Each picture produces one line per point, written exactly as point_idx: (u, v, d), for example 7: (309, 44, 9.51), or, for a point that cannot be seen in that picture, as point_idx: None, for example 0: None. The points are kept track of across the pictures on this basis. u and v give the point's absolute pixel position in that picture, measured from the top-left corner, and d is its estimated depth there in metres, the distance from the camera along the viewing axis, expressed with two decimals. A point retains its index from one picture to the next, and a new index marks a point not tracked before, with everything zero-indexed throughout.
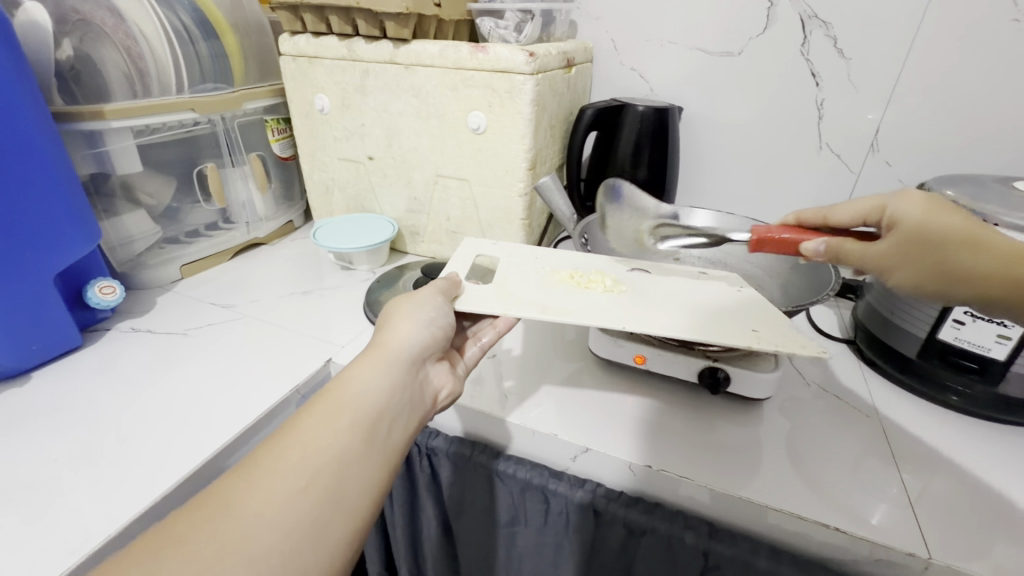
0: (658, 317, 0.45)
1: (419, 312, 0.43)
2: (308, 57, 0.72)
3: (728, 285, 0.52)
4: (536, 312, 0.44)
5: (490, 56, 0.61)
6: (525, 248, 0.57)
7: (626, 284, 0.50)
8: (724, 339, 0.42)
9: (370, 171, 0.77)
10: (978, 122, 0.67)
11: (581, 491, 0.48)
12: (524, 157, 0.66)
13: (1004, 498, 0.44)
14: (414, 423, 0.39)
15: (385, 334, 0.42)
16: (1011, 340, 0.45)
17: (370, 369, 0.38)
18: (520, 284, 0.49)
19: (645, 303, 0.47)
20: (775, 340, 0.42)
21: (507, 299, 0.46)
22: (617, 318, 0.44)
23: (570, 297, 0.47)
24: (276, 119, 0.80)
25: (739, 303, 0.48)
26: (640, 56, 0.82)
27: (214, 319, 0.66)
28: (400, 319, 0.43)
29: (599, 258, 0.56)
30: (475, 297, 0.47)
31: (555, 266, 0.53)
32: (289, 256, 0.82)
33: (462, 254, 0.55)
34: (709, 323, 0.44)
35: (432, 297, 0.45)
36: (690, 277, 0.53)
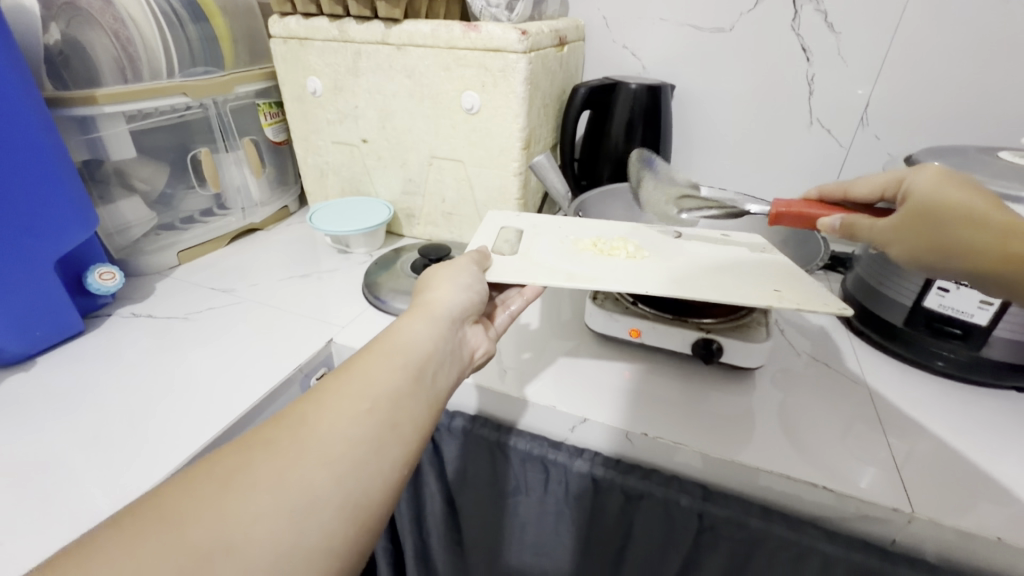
0: (680, 279, 0.45)
1: (456, 276, 0.44)
2: (299, 39, 0.71)
3: (749, 248, 0.52)
4: (563, 280, 0.45)
5: (483, 34, 0.61)
6: (549, 219, 0.58)
7: (648, 250, 0.51)
8: (745, 298, 0.42)
9: (364, 154, 0.77)
10: (966, 94, 0.68)
11: (581, 460, 0.50)
12: (519, 137, 0.66)
13: (984, 456, 0.46)
14: (456, 375, 0.39)
15: (426, 295, 0.43)
16: (993, 305, 0.47)
17: (417, 321, 0.39)
18: (546, 254, 0.50)
19: (668, 266, 0.48)
20: (796, 297, 0.42)
21: (535, 269, 0.47)
22: (643, 283, 0.45)
23: (595, 265, 0.48)
24: (268, 103, 0.80)
25: (760, 264, 0.48)
26: (632, 33, 0.82)
27: (214, 304, 0.66)
28: (439, 282, 0.44)
29: (619, 226, 0.56)
30: (504, 268, 0.47)
31: (580, 236, 0.54)
32: (285, 240, 0.83)
33: (486, 228, 0.55)
34: (729, 284, 0.45)
35: (467, 264, 0.46)
36: (710, 241, 0.54)
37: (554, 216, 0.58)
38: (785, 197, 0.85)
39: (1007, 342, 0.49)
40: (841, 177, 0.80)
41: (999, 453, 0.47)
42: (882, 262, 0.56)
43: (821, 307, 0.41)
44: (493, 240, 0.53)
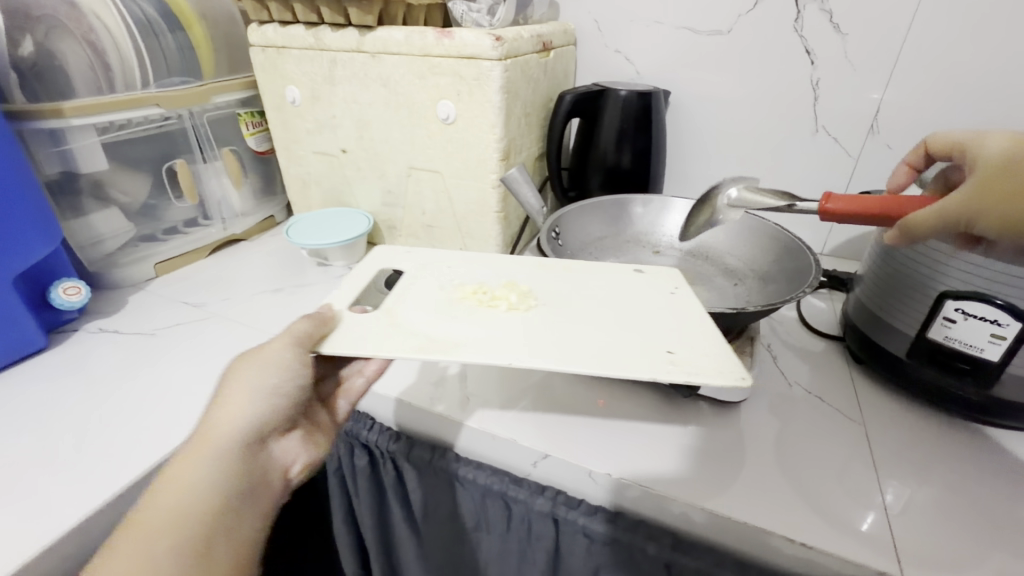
0: (558, 342, 0.38)
1: (258, 378, 0.40)
2: (276, 47, 0.69)
3: (659, 288, 0.46)
4: (408, 350, 0.38)
5: (456, 41, 0.58)
6: (444, 256, 0.51)
7: (540, 296, 0.44)
8: (629, 370, 0.35)
9: (344, 164, 0.75)
10: (988, 99, 0.62)
11: (542, 498, 0.46)
12: (496, 148, 0.63)
13: (993, 510, 0.41)
14: (260, 509, 0.39)
15: (215, 415, 0.39)
16: (1006, 340, 0.42)
17: (199, 467, 0.36)
18: (412, 308, 0.43)
19: (550, 321, 0.41)
20: (693, 366, 0.36)
21: (386, 331, 0.40)
22: (505, 347, 0.38)
23: (464, 323, 0.40)
24: (250, 113, 0.78)
25: (668, 314, 0.42)
26: (626, 38, 0.78)
27: (182, 319, 0.65)
28: (237, 392, 0.39)
29: (522, 263, 0.49)
30: (349, 331, 0.41)
31: (464, 280, 0.47)
32: (266, 252, 0.81)
33: (361, 273, 0.49)
34: (615, 345, 0.38)
35: (279, 351, 0.40)
36: (623, 280, 0.47)
37: (450, 253, 0.51)
38: (789, 210, 0.80)
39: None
40: (849, 188, 0.75)
41: (1009, 506, 0.42)
42: (886, 289, 0.51)
43: (713, 383, 0.34)
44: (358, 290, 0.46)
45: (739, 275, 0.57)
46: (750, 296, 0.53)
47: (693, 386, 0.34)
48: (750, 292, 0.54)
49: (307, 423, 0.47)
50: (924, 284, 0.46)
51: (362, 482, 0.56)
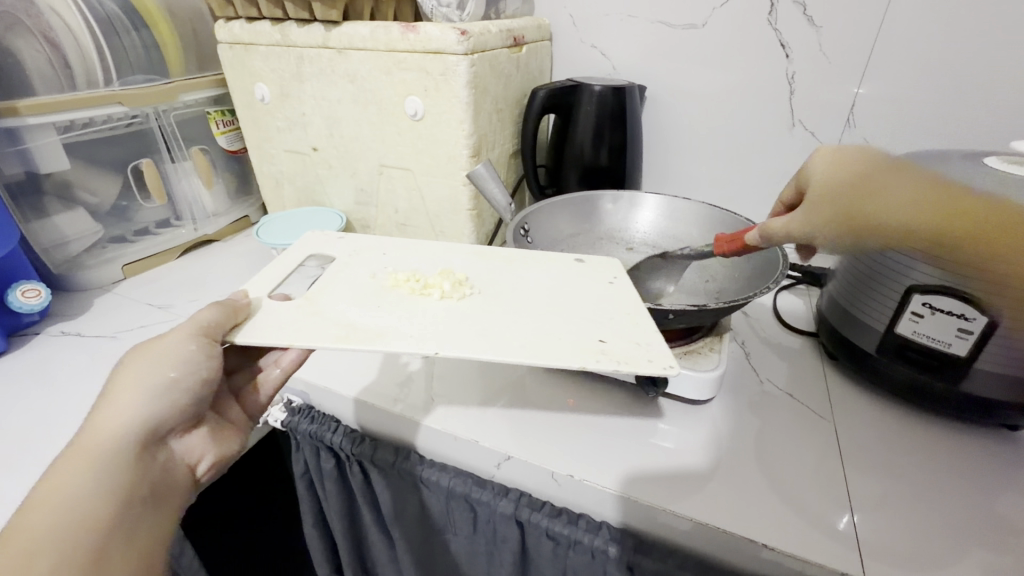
0: (483, 330, 0.36)
1: (150, 372, 0.36)
2: (243, 44, 0.68)
3: (593, 279, 0.43)
4: (330, 339, 0.35)
5: (421, 36, 0.57)
6: (382, 241, 0.48)
7: (474, 284, 0.42)
8: (559, 358, 0.34)
9: (316, 163, 0.74)
10: (965, 91, 0.61)
11: (505, 500, 0.45)
12: (465, 144, 0.62)
13: (960, 508, 0.40)
14: (161, 517, 0.36)
15: (98, 419, 0.35)
16: (972, 335, 0.41)
17: (79, 481, 0.32)
18: (337, 294, 0.40)
19: (478, 310, 0.39)
20: (621, 354, 0.35)
21: (306, 319, 0.37)
22: (431, 336, 0.36)
23: (393, 314, 0.38)
24: (221, 111, 0.77)
25: (602, 303, 0.40)
26: (601, 32, 0.77)
27: (148, 321, 0.63)
28: (125, 387, 0.36)
29: (459, 249, 0.47)
30: (267, 319, 0.38)
31: (396, 267, 0.44)
32: (240, 252, 0.80)
33: (291, 258, 0.46)
34: (548, 332, 0.36)
35: (179, 343, 0.37)
36: (562, 268, 0.44)
37: (387, 237, 0.48)
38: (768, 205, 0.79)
39: (996, 380, 0.42)
40: None
41: (977, 504, 0.41)
42: (857, 283, 0.50)
43: (639, 369, 0.33)
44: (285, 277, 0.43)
45: (709, 273, 0.56)
46: (722, 295, 0.53)
47: (624, 373, 0.33)
48: (721, 293, 0.54)
49: (216, 419, 0.44)
50: (890, 278, 0.45)
51: (329, 486, 0.55)
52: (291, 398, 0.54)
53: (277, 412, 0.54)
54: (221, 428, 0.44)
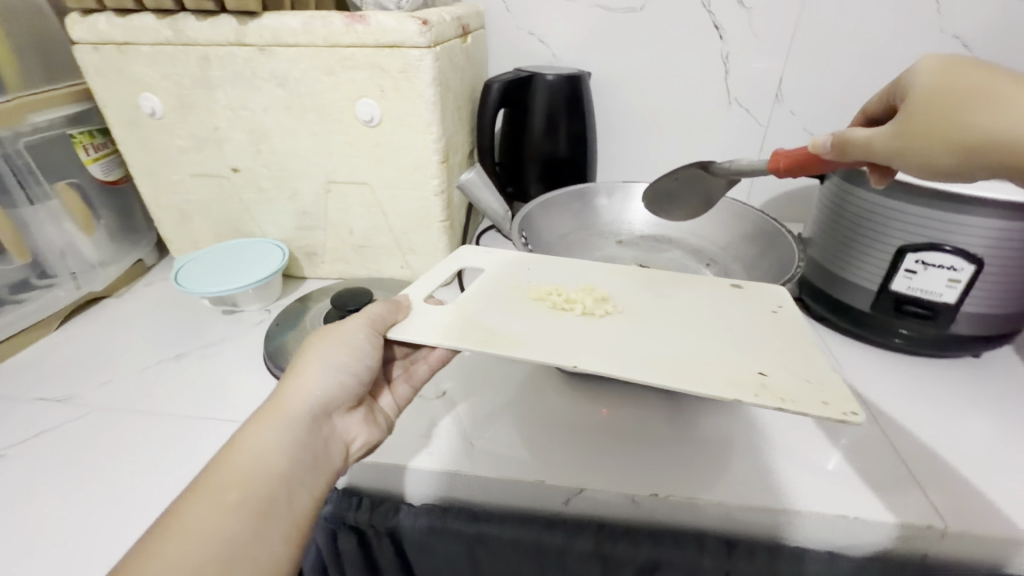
0: (623, 347, 0.36)
1: (330, 351, 0.40)
2: (115, 44, 0.53)
3: (757, 302, 0.42)
4: (471, 343, 0.37)
5: (373, 27, 0.48)
6: (519, 257, 0.49)
7: (617, 303, 0.42)
8: (709, 387, 0.32)
9: (238, 186, 0.61)
10: (873, 64, 0.68)
11: (582, 536, 0.42)
12: (434, 149, 0.55)
13: (975, 438, 0.46)
14: (321, 483, 0.36)
15: (288, 383, 0.38)
16: (960, 283, 0.46)
17: (267, 430, 0.35)
18: (483, 304, 0.42)
19: (623, 327, 0.38)
20: (784, 390, 0.32)
21: (453, 327, 0.39)
22: (565, 345, 0.36)
23: (535, 322, 0.39)
24: (87, 132, 0.60)
25: (765, 330, 0.39)
26: (538, 18, 0.74)
27: (50, 424, 0.48)
28: (310, 361, 0.39)
29: (596, 268, 0.46)
30: (422, 326, 0.39)
31: (541, 281, 0.45)
32: (148, 306, 0.64)
33: (440, 271, 0.47)
34: (705, 358, 0.35)
35: (351, 328, 0.40)
36: (715, 287, 0.44)
37: (525, 256, 0.48)
38: None
39: (976, 317, 0.48)
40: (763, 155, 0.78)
41: (983, 430, 0.46)
42: (839, 245, 0.54)
43: (808, 411, 0.31)
44: (431, 290, 0.45)
45: (709, 256, 0.58)
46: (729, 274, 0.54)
47: (784, 411, 0.31)
48: (727, 272, 0.55)
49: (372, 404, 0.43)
50: (880, 239, 0.49)
51: (352, 567, 0.47)
52: None
53: None
54: (377, 415, 0.43)
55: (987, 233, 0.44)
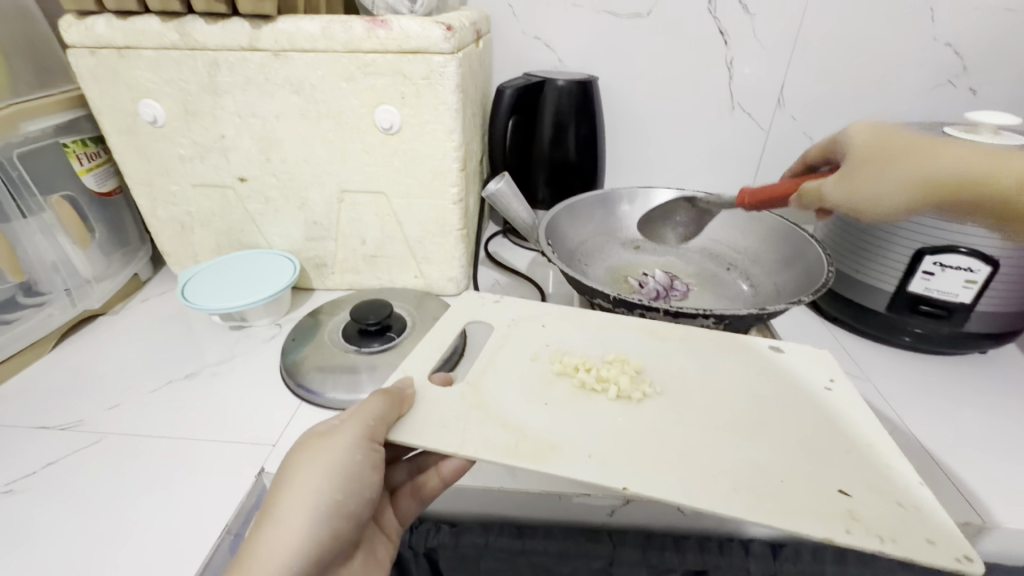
0: (678, 454, 0.35)
1: (320, 487, 0.34)
2: (115, 48, 0.50)
3: (808, 379, 0.42)
4: (496, 452, 0.35)
5: (396, 32, 0.47)
6: (537, 312, 0.49)
7: (652, 382, 0.41)
8: (792, 519, 0.31)
9: (244, 196, 0.59)
10: (873, 69, 0.70)
11: (628, 546, 0.44)
12: (455, 157, 0.54)
13: (991, 432, 0.48)
14: None
15: (270, 528, 0.33)
16: (976, 284, 0.48)
17: None
18: (500, 383, 0.41)
19: (671, 425, 0.37)
20: (874, 523, 0.31)
21: (471, 420, 0.37)
22: (608, 451, 0.35)
23: (561, 410, 0.38)
24: (81, 140, 0.56)
25: (827, 419, 0.38)
26: (543, 23, 0.73)
27: (58, 454, 0.45)
28: (296, 504, 0.34)
29: (621, 330, 0.47)
30: (431, 417, 0.37)
31: (564, 350, 0.45)
32: (148, 323, 0.61)
33: (452, 328, 0.47)
34: (779, 469, 0.34)
35: (344, 452, 0.35)
36: (756, 358, 0.44)
37: (545, 312, 0.49)
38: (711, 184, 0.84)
39: (986, 315, 0.50)
40: (764, 159, 0.79)
41: (999, 425, 0.49)
42: (853, 252, 0.55)
43: (909, 554, 0.29)
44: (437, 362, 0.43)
45: (729, 261, 0.59)
46: (752, 280, 0.56)
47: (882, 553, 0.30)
48: (749, 278, 0.56)
49: (374, 530, 0.41)
50: (894, 243, 0.51)
51: None
52: None
53: None
54: (378, 542, 0.41)
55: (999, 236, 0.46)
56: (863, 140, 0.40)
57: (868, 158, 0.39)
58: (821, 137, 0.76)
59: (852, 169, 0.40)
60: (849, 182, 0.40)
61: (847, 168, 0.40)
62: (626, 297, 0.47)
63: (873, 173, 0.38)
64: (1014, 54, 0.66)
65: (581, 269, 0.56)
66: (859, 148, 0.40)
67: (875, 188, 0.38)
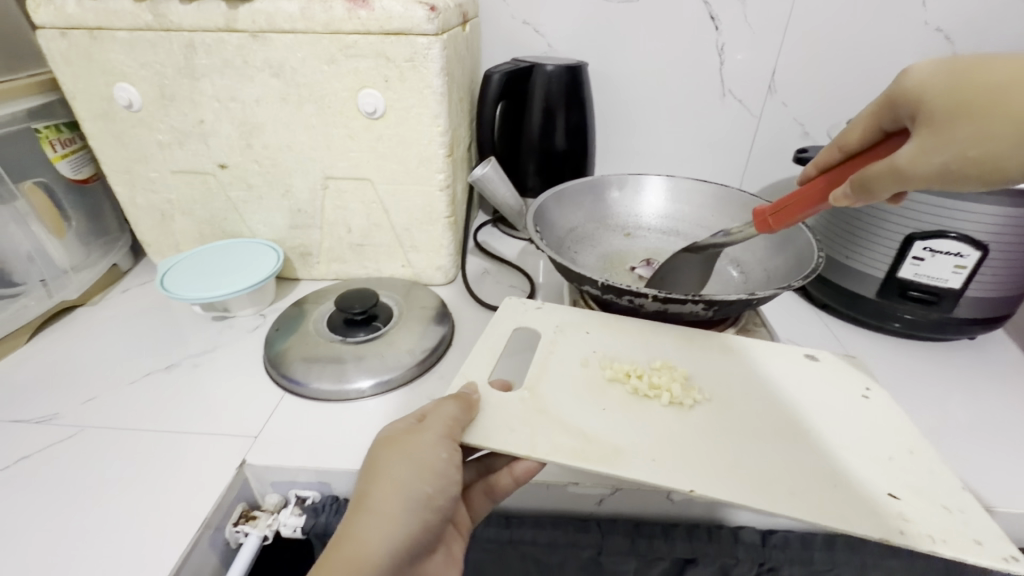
0: (735, 461, 0.35)
1: (410, 483, 0.33)
2: (86, 29, 0.48)
3: (847, 385, 0.42)
4: (566, 455, 0.35)
5: (378, 12, 0.46)
6: (581, 316, 0.49)
7: (701, 388, 0.41)
8: (851, 524, 0.32)
9: (226, 183, 0.57)
10: (866, 55, 0.69)
11: (616, 535, 0.43)
12: (441, 142, 0.53)
13: (981, 418, 0.48)
14: None
15: (359, 522, 0.31)
16: (966, 269, 0.48)
17: None
18: (557, 388, 0.41)
19: (728, 430, 0.38)
20: (924, 524, 0.32)
21: (534, 425, 0.37)
22: (667, 456, 0.35)
23: (618, 416, 0.38)
24: (54, 126, 0.54)
25: (870, 424, 0.39)
26: (532, 7, 0.72)
27: (34, 448, 0.44)
28: (387, 498, 0.32)
29: (662, 336, 0.47)
30: (500, 420, 0.37)
31: (612, 355, 0.44)
32: (129, 314, 0.60)
33: (497, 331, 0.46)
34: (835, 474, 0.35)
35: (432, 447, 0.34)
36: (801, 365, 0.44)
37: (589, 315, 0.49)
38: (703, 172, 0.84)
39: (975, 300, 0.50)
40: (756, 146, 0.78)
41: (989, 409, 0.49)
42: (844, 235, 0.55)
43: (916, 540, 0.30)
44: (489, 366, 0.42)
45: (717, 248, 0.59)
46: (741, 266, 0.56)
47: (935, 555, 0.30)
48: (740, 265, 0.56)
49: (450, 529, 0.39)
50: (885, 228, 0.50)
51: None
52: (303, 495, 0.44)
53: (292, 519, 0.43)
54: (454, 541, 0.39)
55: (989, 218, 0.45)
56: (936, 84, 0.30)
57: (956, 106, 0.29)
58: (812, 124, 0.75)
59: (938, 126, 0.30)
60: (935, 144, 0.29)
61: (928, 127, 0.30)
62: (614, 283, 0.44)
63: (963, 129, 0.28)
64: (1005, 39, 0.66)
65: (571, 256, 0.56)
66: (931, 99, 0.30)
67: (985, 140, 0.27)
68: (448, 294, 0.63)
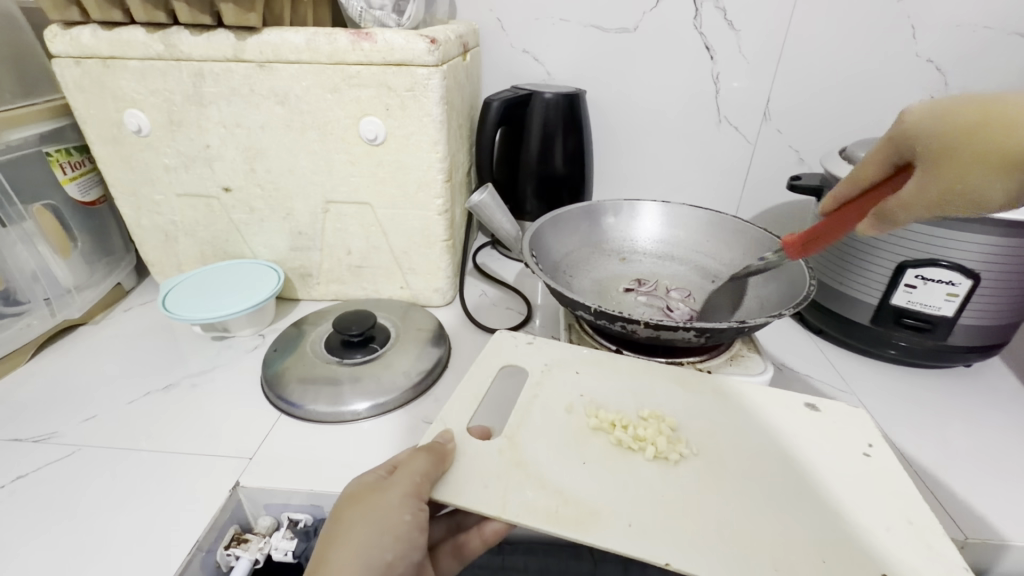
0: (719, 530, 0.35)
1: (374, 542, 0.33)
2: (100, 58, 0.50)
3: (837, 440, 0.42)
4: (538, 518, 0.35)
5: (380, 44, 0.47)
6: (569, 354, 0.50)
7: (689, 441, 0.41)
8: None
9: (229, 207, 0.59)
10: (858, 83, 0.71)
11: (609, 561, 0.44)
12: (440, 168, 0.54)
13: (976, 446, 0.48)
14: None
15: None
16: (957, 298, 0.48)
17: None
18: (535, 438, 0.41)
19: (711, 492, 0.37)
20: None
21: (509, 480, 0.37)
22: (647, 524, 0.35)
23: (602, 474, 0.38)
24: (65, 149, 0.56)
25: (860, 485, 0.38)
26: (533, 36, 0.74)
27: (31, 467, 0.44)
28: (349, 558, 0.32)
29: (650, 380, 0.47)
30: (474, 474, 0.37)
31: (599, 403, 0.44)
32: (132, 333, 0.61)
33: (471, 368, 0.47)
34: (822, 547, 0.34)
35: (397, 509, 0.34)
36: (792, 413, 0.44)
37: (573, 353, 0.50)
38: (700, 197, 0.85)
39: (969, 328, 0.51)
40: (751, 171, 0.79)
41: (984, 438, 0.48)
42: (835, 262, 0.55)
43: None
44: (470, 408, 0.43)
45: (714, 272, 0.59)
46: (736, 292, 0.56)
47: None
48: None
49: None
50: (879, 257, 0.51)
51: None
52: (296, 518, 0.43)
53: (284, 542, 0.43)
54: None
55: (979, 248, 0.46)
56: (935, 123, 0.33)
57: (941, 151, 0.32)
58: (805, 150, 0.76)
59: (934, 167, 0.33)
60: (935, 185, 0.33)
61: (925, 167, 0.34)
62: (606, 308, 0.45)
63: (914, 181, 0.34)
64: (994, 70, 0.67)
65: (566, 280, 0.56)
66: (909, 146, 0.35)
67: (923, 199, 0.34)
68: (445, 316, 0.64)
